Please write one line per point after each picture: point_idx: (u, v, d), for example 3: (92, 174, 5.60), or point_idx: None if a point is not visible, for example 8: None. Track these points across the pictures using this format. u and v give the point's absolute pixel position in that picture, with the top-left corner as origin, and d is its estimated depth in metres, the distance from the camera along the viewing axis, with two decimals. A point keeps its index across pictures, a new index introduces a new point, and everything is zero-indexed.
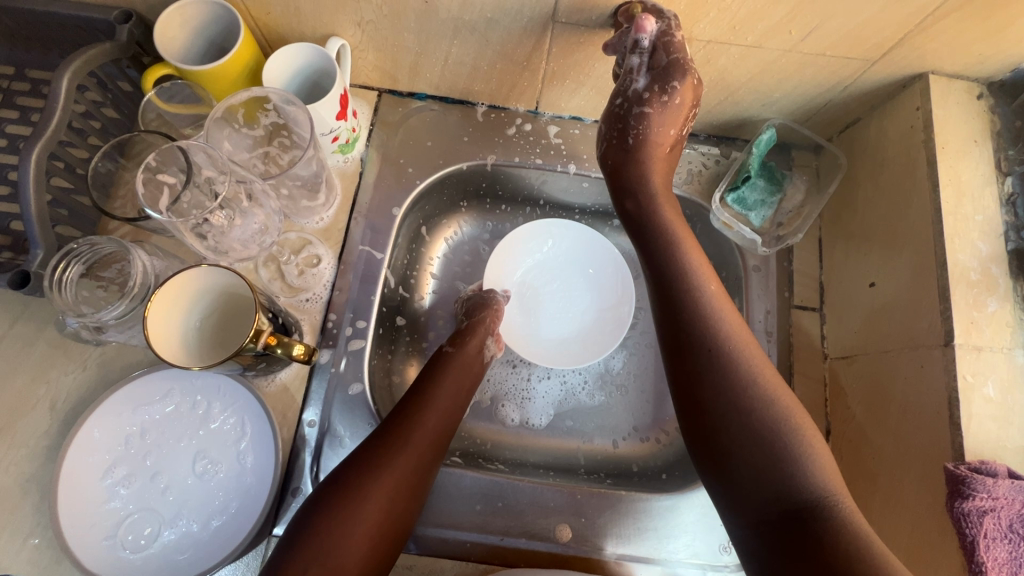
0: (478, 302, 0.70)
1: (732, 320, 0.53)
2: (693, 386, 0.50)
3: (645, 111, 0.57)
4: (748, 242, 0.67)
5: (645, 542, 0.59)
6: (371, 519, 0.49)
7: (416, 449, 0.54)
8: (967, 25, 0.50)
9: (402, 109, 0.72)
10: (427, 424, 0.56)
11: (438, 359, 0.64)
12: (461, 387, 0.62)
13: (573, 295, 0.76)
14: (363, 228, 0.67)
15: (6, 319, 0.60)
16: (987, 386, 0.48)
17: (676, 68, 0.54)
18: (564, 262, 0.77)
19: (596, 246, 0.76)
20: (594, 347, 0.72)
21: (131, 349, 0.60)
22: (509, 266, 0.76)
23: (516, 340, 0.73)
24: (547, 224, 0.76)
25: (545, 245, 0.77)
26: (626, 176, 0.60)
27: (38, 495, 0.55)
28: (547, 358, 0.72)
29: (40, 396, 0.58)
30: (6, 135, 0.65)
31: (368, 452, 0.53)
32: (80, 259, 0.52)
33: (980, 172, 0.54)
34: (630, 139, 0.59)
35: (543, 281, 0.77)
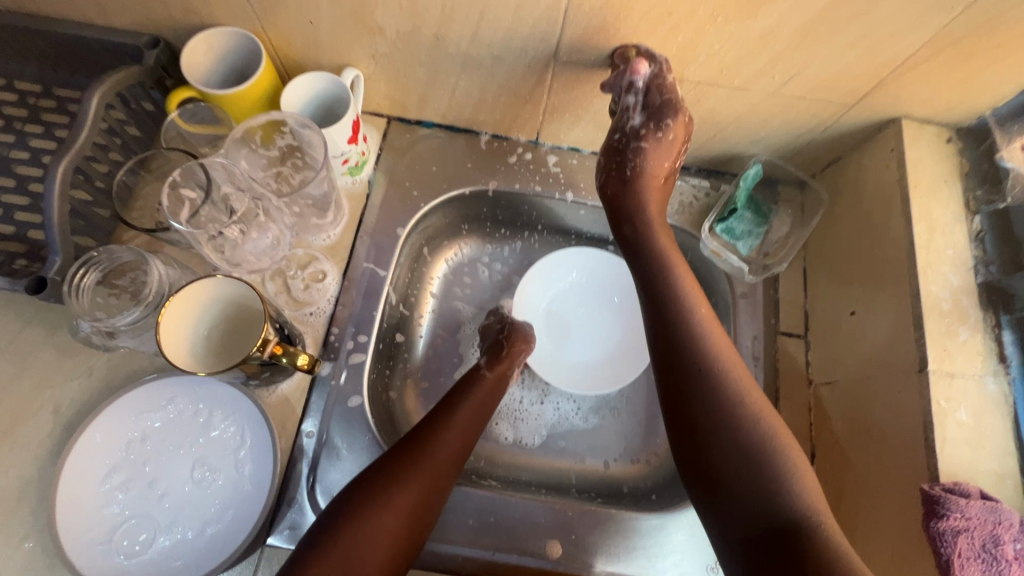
0: (512, 327, 0.72)
1: (721, 344, 0.55)
2: (686, 405, 0.52)
3: (641, 145, 0.61)
4: (735, 270, 0.70)
5: (635, 561, 0.59)
6: (382, 536, 0.51)
7: (434, 467, 0.56)
8: (932, 76, 0.54)
9: (409, 136, 0.75)
10: (444, 444, 0.58)
11: (468, 380, 0.66)
12: (481, 410, 0.64)
13: (598, 320, 0.79)
14: (368, 247, 0.69)
15: (16, 324, 0.61)
16: (960, 411, 0.50)
17: (670, 107, 0.58)
18: (589, 288, 0.80)
19: (618, 275, 0.80)
20: (620, 374, 0.75)
21: (136, 357, 0.61)
22: (533, 294, 0.79)
23: (547, 369, 0.76)
24: (571, 253, 0.79)
25: (570, 274, 0.80)
26: (623, 204, 0.63)
27: (36, 498, 0.56)
28: (580, 382, 0.75)
29: (44, 401, 0.59)
30: (32, 149, 0.69)
31: (390, 467, 0.55)
32: (99, 266, 0.54)
33: (951, 210, 0.58)
34: (627, 171, 0.63)
35: (566, 306, 0.80)
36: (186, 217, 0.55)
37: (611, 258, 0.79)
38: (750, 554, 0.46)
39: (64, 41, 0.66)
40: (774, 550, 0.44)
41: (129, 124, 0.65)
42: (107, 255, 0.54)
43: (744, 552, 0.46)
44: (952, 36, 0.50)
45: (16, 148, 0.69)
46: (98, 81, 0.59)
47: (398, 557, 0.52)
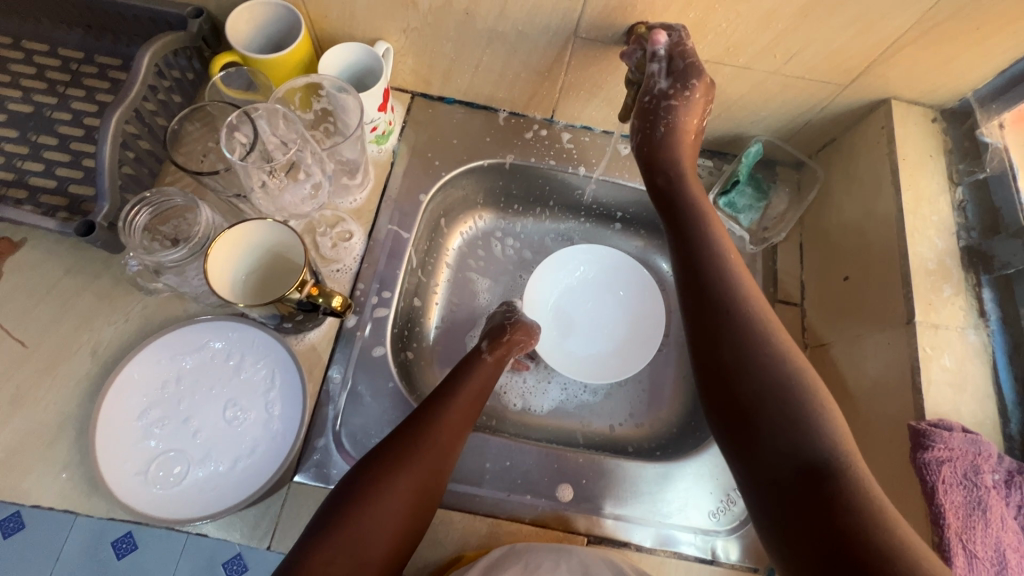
0: (519, 320, 0.72)
1: (755, 295, 0.56)
2: (722, 349, 0.53)
3: (672, 105, 0.63)
4: (737, 239, 0.76)
5: (641, 505, 0.63)
6: (384, 528, 0.51)
7: (435, 448, 0.56)
8: (919, 57, 0.60)
9: (432, 111, 0.80)
10: (445, 428, 0.58)
11: (469, 363, 0.66)
12: (480, 392, 0.63)
13: (604, 312, 0.83)
14: (392, 211, 0.73)
15: (59, 271, 0.65)
16: (944, 357, 0.55)
17: (694, 70, 0.61)
18: (595, 282, 0.84)
19: (622, 269, 0.83)
20: (622, 368, 0.78)
21: (172, 304, 0.64)
22: (542, 289, 0.82)
23: (555, 359, 0.78)
24: (580, 249, 0.83)
25: (576, 270, 0.84)
26: (661, 158, 0.65)
27: (75, 432, 0.59)
28: (588, 373, 0.78)
29: (83, 342, 0.62)
30: (73, 111, 0.72)
31: (393, 449, 0.55)
32: (151, 207, 0.59)
33: (936, 181, 0.63)
34: (660, 130, 0.64)
35: (575, 301, 0.83)
36: (238, 156, 0.60)
37: (618, 254, 0.83)
38: (779, 496, 0.46)
39: (111, 9, 0.70)
40: (803, 491, 0.44)
41: (175, 91, 0.69)
42: (159, 197, 0.60)
43: (772, 495, 0.46)
44: (937, 18, 0.55)
45: (58, 110, 0.72)
46: (148, 43, 0.62)
47: (405, 535, 0.52)
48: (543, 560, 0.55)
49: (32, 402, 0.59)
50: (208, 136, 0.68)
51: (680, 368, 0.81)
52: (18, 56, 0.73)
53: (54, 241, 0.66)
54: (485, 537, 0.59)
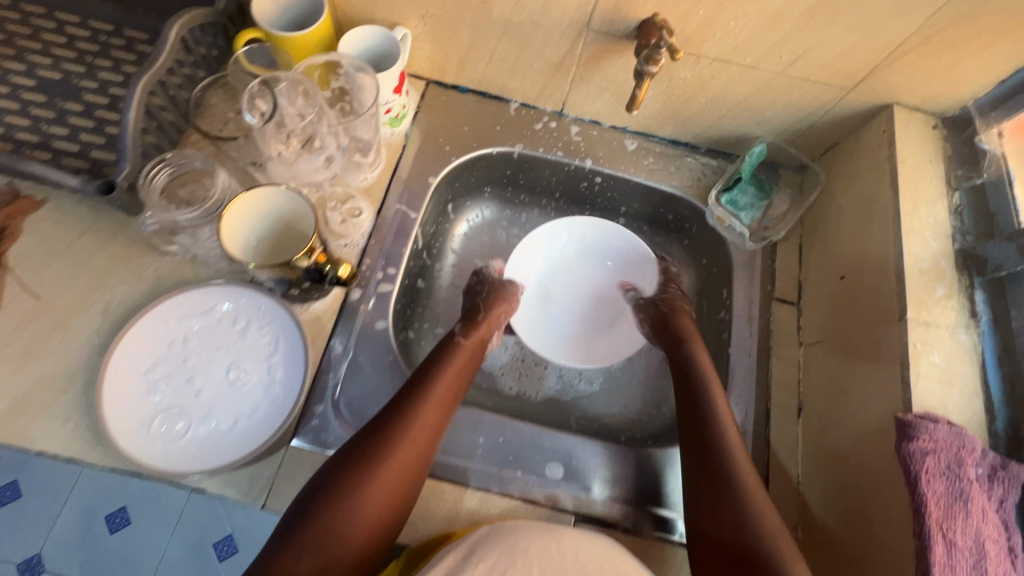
0: (496, 288, 0.77)
1: (741, 456, 0.60)
2: (721, 510, 0.56)
3: (670, 291, 0.78)
4: (737, 237, 0.77)
5: (631, 488, 0.64)
6: (368, 502, 0.53)
7: (414, 440, 0.57)
8: (922, 62, 0.61)
9: (445, 98, 0.82)
10: (431, 407, 0.60)
11: (445, 346, 0.69)
12: (462, 370, 0.66)
13: (591, 290, 0.84)
14: (401, 191, 0.75)
15: (77, 231, 0.67)
16: (933, 353, 0.56)
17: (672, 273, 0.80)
18: (582, 257, 0.85)
19: (611, 240, 0.83)
20: (604, 351, 0.80)
21: (184, 268, 0.66)
22: (528, 264, 0.83)
23: (530, 333, 0.80)
24: (579, 224, 0.83)
25: (561, 246, 0.84)
26: (670, 328, 0.73)
27: (82, 384, 0.60)
28: (568, 353, 0.80)
29: (96, 300, 0.64)
30: (100, 80, 0.74)
31: (370, 435, 0.57)
32: (171, 168, 0.64)
33: (933, 185, 0.64)
34: (666, 304, 0.76)
35: (560, 278, 0.84)
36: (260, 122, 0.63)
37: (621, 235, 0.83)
38: None
39: None
40: None
41: (199, 68, 0.70)
42: (179, 161, 0.65)
43: None
44: (938, 25, 0.57)
45: (85, 78, 0.74)
46: (179, 14, 0.64)
47: (387, 522, 0.54)
48: (531, 539, 0.54)
49: (43, 353, 0.61)
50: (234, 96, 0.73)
51: None
52: (51, 27, 0.76)
53: (74, 202, 0.68)
54: (475, 509, 0.61)
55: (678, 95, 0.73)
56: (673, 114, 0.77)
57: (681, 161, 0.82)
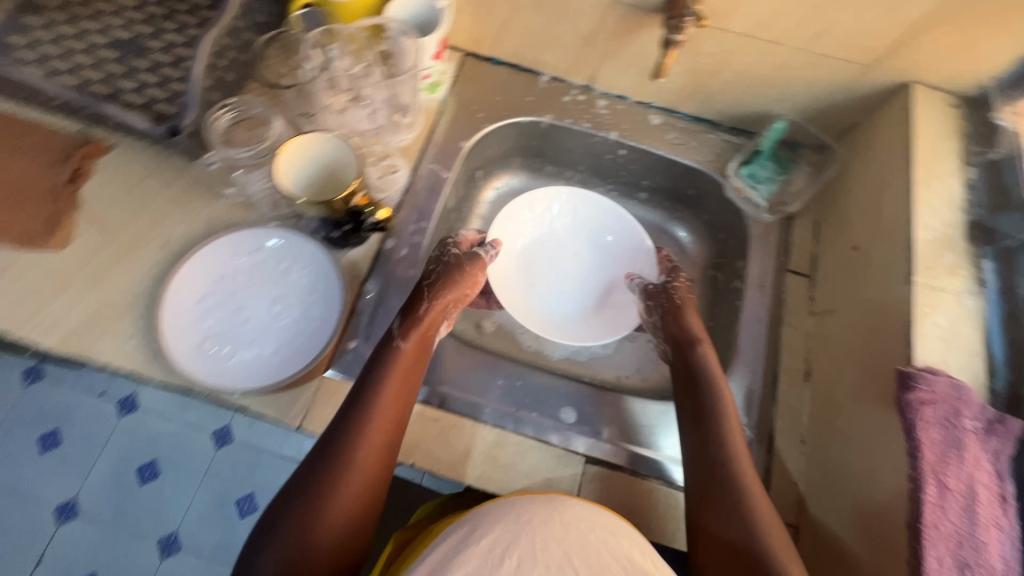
0: (449, 268, 0.71)
1: (743, 458, 0.61)
2: (723, 514, 0.58)
3: (675, 288, 0.78)
4: (753, 208, 0.80)
5: (640, 436, 0.68)
6: (331, 518, 0.52)
7: (368, 452, 0.56)
8: (942, 40, 0.64)
9: (480, 69, 0.86)
10: (380, 414, 0.58)
11: (382, 357, 0.62)
12: (407, 378, 0.62)
13: (584, 266, 0.88)
14: (436, 152, 0.80)
15: (141, 174, 0.73)
16: (938, 315, 0.58)
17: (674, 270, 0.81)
18: (577, 233, 0.89)
19: (609, 218, 0.88)
20: (592, 327, 0.83)
21: (235, 211, 0.72)
22: (516, 231, 0.87)
23: (516, 298, 0.83)
24: (572, 197, 0.88)
25: (551, 215, 0.88)
26: (676, 332, 0.73)
27: (142, 308, 0.66)
28: (554, 324, 0.83)
29: (156, 236, 0.70)
30: (166, 40, 0.80)
31: (325, 450, 0.56)
32: (235, 111, 0.72)
33: (949, 161, 0.66)
34: (676, 301, 0.76)
35: (550, 250, 0.88)
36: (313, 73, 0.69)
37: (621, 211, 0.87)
38: None
39: None
40: None
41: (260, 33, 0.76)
42: (241, 105, 0.72)
43: None
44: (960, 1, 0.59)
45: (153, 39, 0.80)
46: None
47: (357, 531, 0.54)
48: (534, 511, 0.52)
49: (108, 279, 0.67)
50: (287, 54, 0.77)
51: None
52: None
53: (140, 149, 0.74)
54: (491, 444, 0.64)
55: (703, 70, 0.77)
56: (697, 90, 0.81)
57: (703, 137, 0.86)
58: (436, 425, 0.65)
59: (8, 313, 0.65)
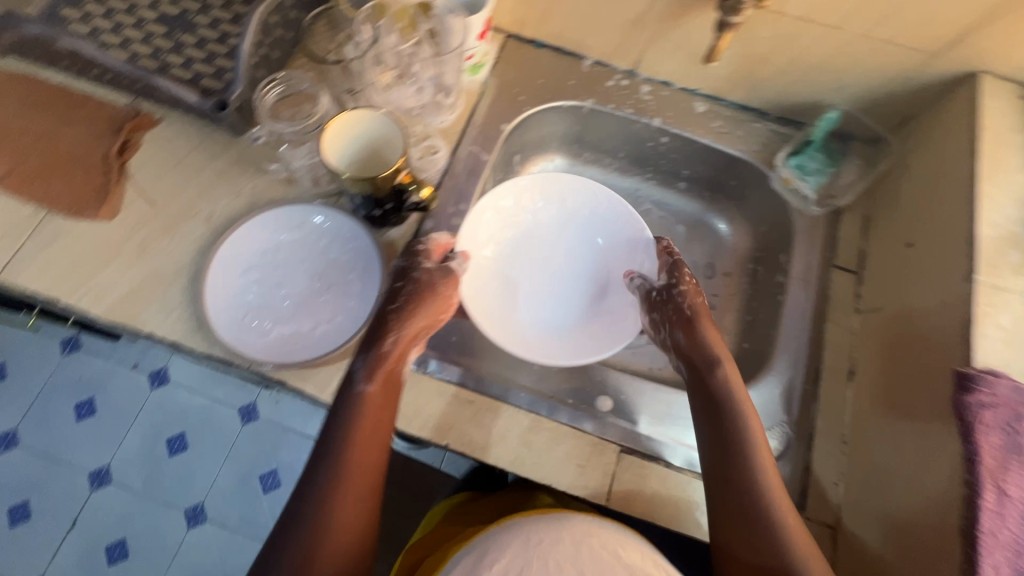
0: (420, 287, 0.63)
1: (778, 490, 0.56)
2: (755, 556, 0.54)
3: (683, 289, 0.67)
4: (800, 200, 0.78)
5: (676, 428, 0.67)
6: (338, 543, 0.51)
7: (365, 470, 0.55)
8: (1017, 26, 0.60)
9: (522, 51, 0.85)
10: (371, 430, 0.56)
11: (348, 404, 0.57)
12: (385, 413, 0.58)
13: (572, 271, 0.78)
14: (477, 135, 0.79)
15: (187, 148, 0.74)
16: (1001, 317, 0.56)
17: (679, 262, 0.69)
18: (563, 232, 0.79)
19: (599, 212, 0.77)
20: (585, 340, 0.72)
21: (277, 188, 0.72)
22: (485, 234, 0.75)
23: (494, 310, 0.72)
24: (556, 188, 0.77)
25: (531, 212, 0.78)
26: (688, 349, 0.64)
27: (186, 280, 0.68)
28: (539, 340, 0.71)
29: (201, 210, 0.71)
30: (212, 16, 0.81)
31: (323, 475, 0.53)
32: (281, 86, 0.71)
33: (1018, 155, 0.63)
34: (687, 311, 0.65)
35: (529, 256, 0.78)
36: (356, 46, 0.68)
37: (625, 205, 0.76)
38: None
39: None
40: None
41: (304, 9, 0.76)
42: (291, 81, 0.72)
43: None
44: None
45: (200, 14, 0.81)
46: None
47: (365, 549, 0.53)
48: (543, 534, 0.55)
49: (154, 251, 0.69)
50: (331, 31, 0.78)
51: (726, 326, 0.84)
52: None
53: (187, 123, 0.75)
54: (526, 429, 0.64)
55: (755, 56, 0.74)
56: (746, 77, 0.78)
57: (749, 127, 0.83)
58: (471, 408, 0.64)
59: (58, 280, 0.67)
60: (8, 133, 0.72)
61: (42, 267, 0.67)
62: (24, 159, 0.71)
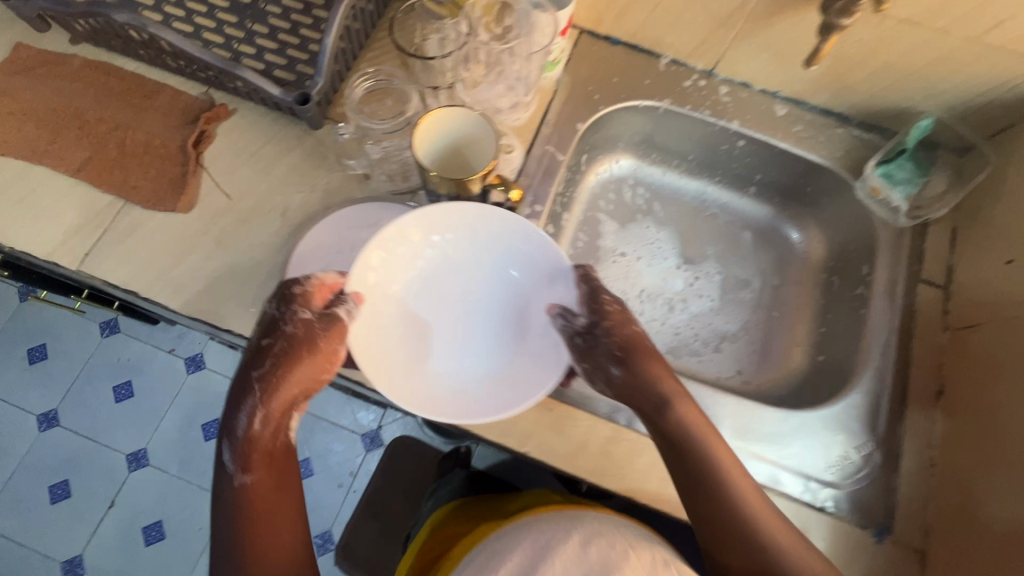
0: (285, 344, 0.56)
1: (761, 509, 0.55)
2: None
3: (611, 324, 0.59)
4: (890, 212, 0.75)
5: (758, 444, 0.66)
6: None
7: (280, 516, 0.55)
8: None
9: (596, 48, 0.83)
10: (269, 482, 0.55)
11: (228, 497, 0.54)
12: (279, 462, 0.56)
13: (486, 312, 0.68)
14: (552, 134, 0.77)
15: (261, 140, 0.73)
16: None
17: (600, 288, 0.61)
18: (473, 265, 0.68)
19: (511, 243, 0.66)
20: (497, 396, 0.62)
21: (353, 184, 0.71)
22: (386, 272, 0.64)
23: (393, 364, 0.62)
24: (458, 217, 0.64)
25: (434, 243, 0.66)
26: (637, 390, 0.58)
27: (264, 276, 0.67)
28: (446, 399, 0.62)
29: (276, 203, 0.70)
30: (283, 6, 0.79)
31: (243, 534, 0.53)
32: (371, 80, 0.68)
33: None
34: (619, 350, 0.59)
35: (440, 294, 0.68)
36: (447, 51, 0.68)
37: (534, 228, 0.63)
38: None
39: None
40: None
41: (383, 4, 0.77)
42: (381, 76, 0.69)
43: None
44: None
45: (270, 3, 0.79)
46: None
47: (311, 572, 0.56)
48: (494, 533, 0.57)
49: (231, 245, 0.68)
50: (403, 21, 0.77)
51: (798, 337, 0.82)
52: None
53: (260, 115, 0.74)
54: (607, 440, 0.63)
55: (848, 59, 0.71)
56: (833, 81, 0.76)
57: (831, 132, 0.80)
58: (551, 416, 0.64)
59: (138, 272, 0.66)
60: (86, 121, 0.71)
61: (122, 258, 0.67)
62: (102, 148, 0.70)
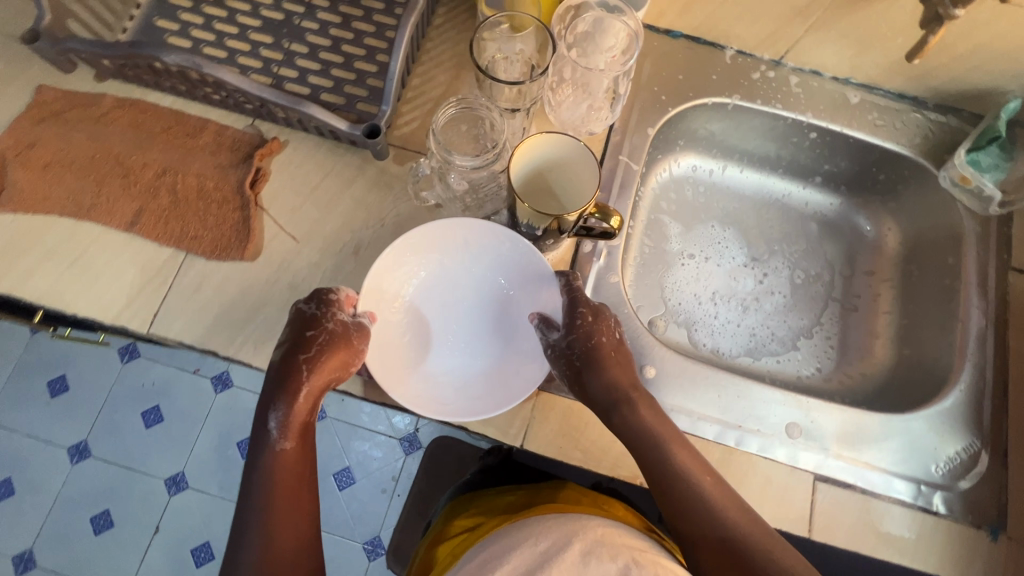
0: (332, 335, 0.56)
1: (727, 504, 0.55)
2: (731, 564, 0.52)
3: (580, 333, 0.59)
4: (981, 202, 0.73)
5: (866, 451, 0.65)
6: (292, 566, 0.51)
7: (295, 501, 0.53)
8: None
9: (657, 43, 0.78)
10: (292, 461, 0.54)
11: (260, 464, 0.53)
12: (305, 443, 0.55)
13: (477, 321, 0.66)
14: (624, 143, 0.73)
15: (320, 173, 0.68)
16: None
17: (580, 299, 0.60)
18: (466, 277, 0.66)
19: (503, 252, 0.63)
20: (485, 400, 0.60)
21: (426, 215, 0.68)
22: (390, 283, 0.62)
23: (395, 374, 0.60)
24: (453, 230, 0.62)
25: (428, 256, 0.64)
26: (600, 398, 0.58)
27: None
28: (446, 402, 0.60)
29: (347, 241, 0.66)
30: (321, 20, 0.73)
31: (261, 512, 0.51)
32: (457, 108, 0.63)
33: None
34: (582, 359, 0.58)
35: (435, 305, 0.65)
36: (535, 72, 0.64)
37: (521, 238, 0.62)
38: None
39: None
40: None
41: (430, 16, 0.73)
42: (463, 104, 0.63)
43: None
44: None
45: (306, 19, 0.73)
46: None
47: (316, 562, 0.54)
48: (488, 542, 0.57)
49: (306, 291, 0.64)
50: (454, 31, 0.74)
51: (878, 329, 0.81)
52: None
53: (314, 145, 0.69)
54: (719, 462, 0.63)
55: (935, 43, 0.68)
56: (914, 66, 0.72)
57: (907, 117, 0.77)
58: None
59: (211, 328, 0.63)
60: (129, 167, 0.66)
61: (192, 313, 0.63)
62: (153, 197, 0.65)
